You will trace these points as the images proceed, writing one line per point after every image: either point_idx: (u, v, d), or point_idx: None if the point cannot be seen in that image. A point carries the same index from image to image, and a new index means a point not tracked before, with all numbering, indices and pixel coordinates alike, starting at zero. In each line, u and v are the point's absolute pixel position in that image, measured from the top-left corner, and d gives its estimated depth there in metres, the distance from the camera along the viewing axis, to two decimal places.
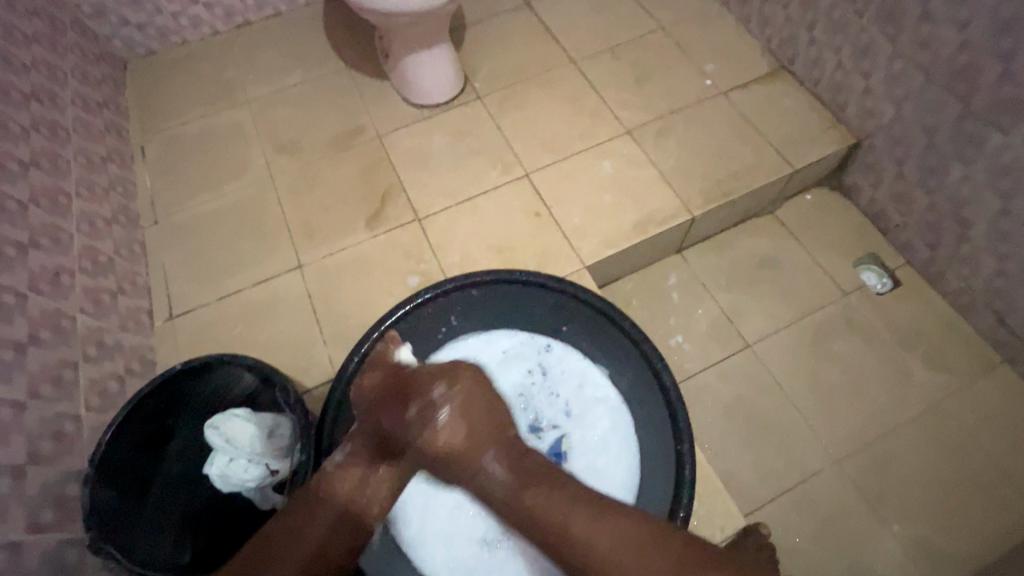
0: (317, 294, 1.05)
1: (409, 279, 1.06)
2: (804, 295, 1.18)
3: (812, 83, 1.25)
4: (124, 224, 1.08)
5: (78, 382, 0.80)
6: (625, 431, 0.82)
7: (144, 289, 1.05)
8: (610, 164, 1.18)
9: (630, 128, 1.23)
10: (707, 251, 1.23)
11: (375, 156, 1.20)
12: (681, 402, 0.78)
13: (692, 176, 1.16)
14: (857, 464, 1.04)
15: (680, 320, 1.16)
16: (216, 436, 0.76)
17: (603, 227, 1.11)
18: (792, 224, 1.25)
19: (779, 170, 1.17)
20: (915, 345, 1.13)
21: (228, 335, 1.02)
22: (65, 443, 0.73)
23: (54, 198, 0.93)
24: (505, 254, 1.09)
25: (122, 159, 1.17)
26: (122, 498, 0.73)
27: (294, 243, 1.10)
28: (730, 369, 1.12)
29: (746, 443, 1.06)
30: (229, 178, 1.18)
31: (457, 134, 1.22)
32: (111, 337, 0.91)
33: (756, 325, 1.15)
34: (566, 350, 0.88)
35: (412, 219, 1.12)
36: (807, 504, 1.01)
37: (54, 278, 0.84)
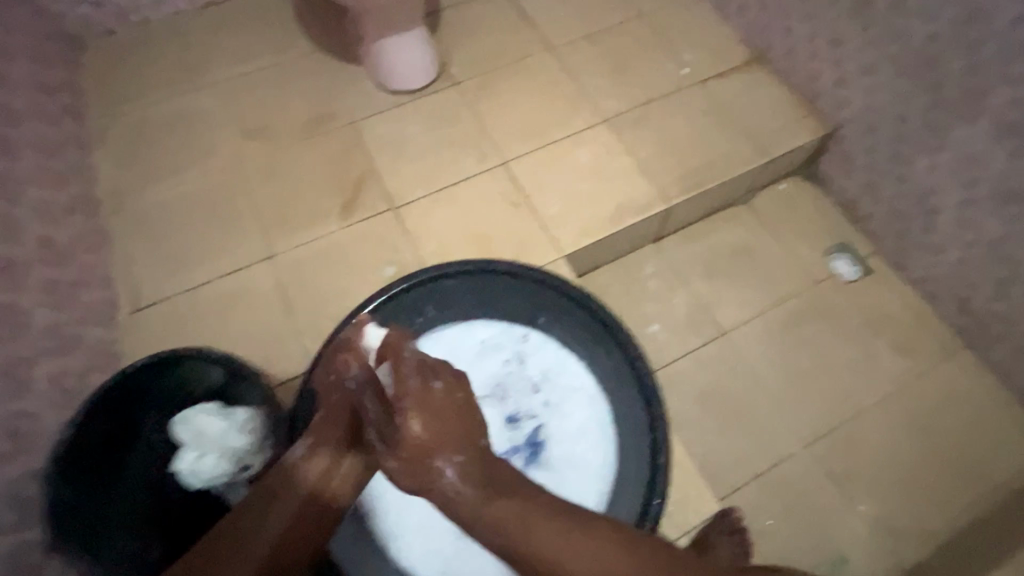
0: (289, 285, 1.03)
1: (385, 269, 1.05)
2: (777, 282, 1.20)
3: (786, 72, 1.26)
4: (83, 212, 1.03)
5: (34, 379, 0.76)
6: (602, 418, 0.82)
7: (105, 281, 1.00)
8: (588, 153, 1.17)
9: (607, 116, 1.22)
10: (683, 240, 1.23)
11: (348, 142, 1.17)
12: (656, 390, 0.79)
13: (669, 165, 1.16)
14: (827, 447, 1.07)
15: (658, 309, 1.17)
16: (184, 432, 0.75)
17: (580, 217, 1.11)
18: (766, 213, 1.27)
19: (754, 159, 1.18)
20: (883, 331, 1.16)
21: (195, 327, 0.99)
22: (22, 441, 0.70)
23: (6, 184, 0.88)
24: (482, 243, 1.08)
25: (79, 144, 1.11)
26: (84, 498, 0.71)
27: (264, 232, 1.07)
28: (706, 357, 1.13)
29: (720, 429, 1.07)
30: (195, 165, 1.14)
31: (433, 121, 1.20)
32: (71, 331, 0.87)
33: (731, 313, 1.17)
34: (543, 338, 0.87)
35: (387, 207, 1.10)
36: (779, 487, 1.04)
37: (6, 269, 0.80)
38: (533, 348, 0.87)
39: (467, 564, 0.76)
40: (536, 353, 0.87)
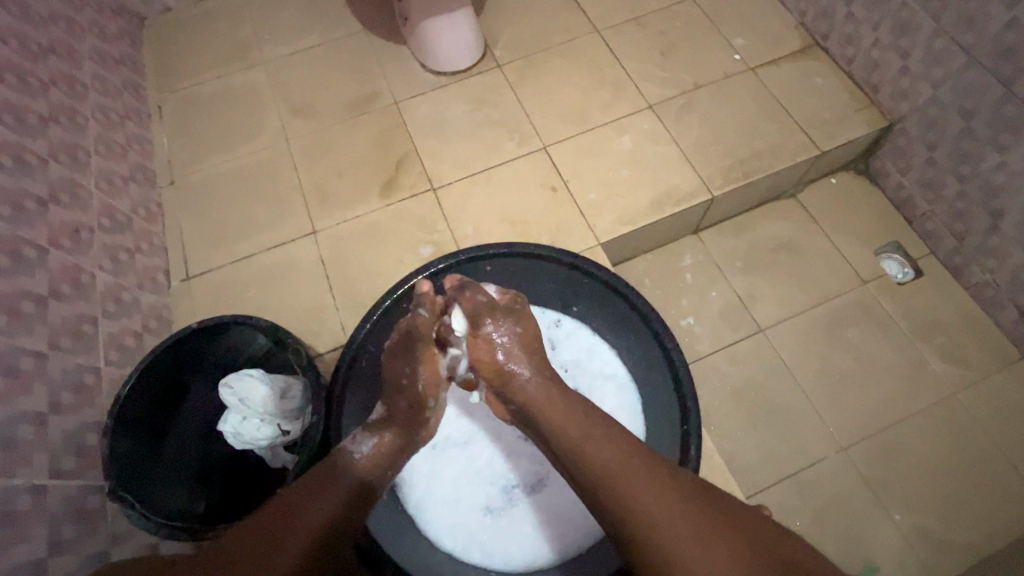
0: (330, 260, 1.06)
1: (423, 249, 1.06)
2: (821, 281, 1.16)
3: (846, 61, 1.20)
4: (141, 183, 1.08)
5: (97, 336, 0.81)
6: (631, 410, 0.82)
7: (160, 249, 1.06)
8: (630, 139, 1.15)
9: (653, 102, 1.19)
10: (725, 232, 1.21)
11: (391, 121, 1.18)
12: (692, 387, 0.77)
13: (714, 154, 1.13)
14: (864, 452, 1.04)
15: (693, 302, 1.15)
16: (230, 395, 0.78)
17: (620, 205, 1.09)
18: (814, 208, 1.23)
19: (805, 151, 1.14)
20: (932, 336, 1.11)
21: (242, 296, 1.03)
22: (85, 394, 0.74)
23: (73, 153, 0.93)
24: (519, 227, 1.08)
25: (139, 117, 1.16)
26: (139, 450, 0.75)
27: (308, 208, 1.10)
28: (740, 353, 1.11)
29: (752, 426, 1.05)
30: (245, 140, 1.18)
31: (475, 103, 1.20)
32: (129, 295, 0.92)
33: (770, 310, 1.14)
34: (575, 326, 0.88)
35: (427, 187, 1.12)
36: (810, 489, 1.01)
37: (73, 233, 0.85)
38: (565, 336, 0.88)
39: (491, 542, 0.77)
40: (567, 340, 0.87)
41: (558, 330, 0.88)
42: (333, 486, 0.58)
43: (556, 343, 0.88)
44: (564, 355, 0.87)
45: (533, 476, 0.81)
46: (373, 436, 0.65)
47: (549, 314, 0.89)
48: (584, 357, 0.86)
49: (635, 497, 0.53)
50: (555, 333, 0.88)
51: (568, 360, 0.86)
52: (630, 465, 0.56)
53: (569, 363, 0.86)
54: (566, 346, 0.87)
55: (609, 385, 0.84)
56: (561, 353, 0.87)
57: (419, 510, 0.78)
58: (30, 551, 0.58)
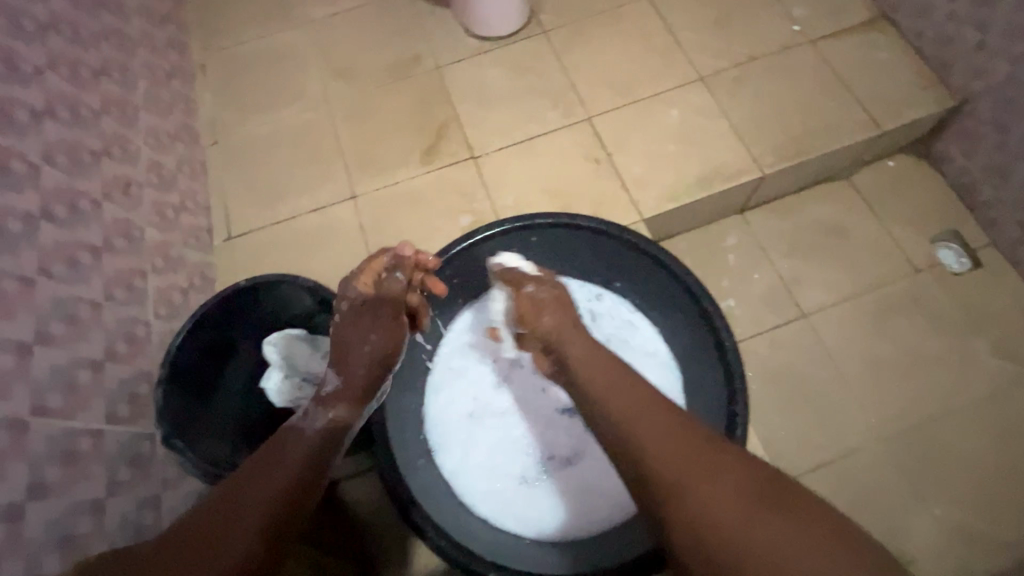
0: (369, 225, 1.06)
1: (462, 219, 1.05)
2: (871, 267, 1.12)
3: (915, 35, 1.12)
4: (186, 141, 1.09)
5: (147, 290, 0.83)
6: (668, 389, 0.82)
7: (204, 207, 1.07)
8: (678, 112, 1.11)
9: (704, 74, 1.14)
10: (771, 213, 1.16)
11: (433, 87, 1.16)
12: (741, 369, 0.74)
13: (767, 130, 1.09)
14: (906, 444, 1.01)
15: (735, 284, 1.12)
16: (275, 352, 0.82)
17: (665, 180, 1.06)
18: (868, 191, 1.17)
19: (865, 130, 1.08)
20: (986, 330, 1.07)
21: (282, 258, 1.04)
22: (137, 345, 0.76)
23: (123, 108, 0.93)
24: (560, 199, 1.06)
25: (183, 76, 1.17)
26: (190, 402, 0.77)
27: (348, 173, 1.10)
28: (781, 338, 1.08)
29: (790, 412, 1.03)
30: (287, 102, 1.17)
31: (519, 70, 1.17)
32: (176, 252, 0.94)
33: (815, 295, 1.10)
34: (617, 301, 0.87)
35: (467, 156, 1.10)
36: (847, 479, 0.99)
37: (124, 187, 0.86)
38: (605, 311, 0.86)
39: (527, 510, 0.77)
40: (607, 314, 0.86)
41: (597, 305, 0.87)
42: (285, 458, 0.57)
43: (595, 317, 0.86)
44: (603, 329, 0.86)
45: (570, 448, 0.81)
46: (328, 410, 0.66)
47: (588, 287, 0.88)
48: (624, 332, 0.85)
49: (645, 440, 0.56)
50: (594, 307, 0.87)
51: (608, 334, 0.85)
52: (647, 409, 0.59)
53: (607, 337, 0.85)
54: (605, 321, 0.86)
55: (649, 362, 0.83)
56: (599, 327, 0.86)
57: (456, 476, 0.79)
58: (90, 490, 0.61)
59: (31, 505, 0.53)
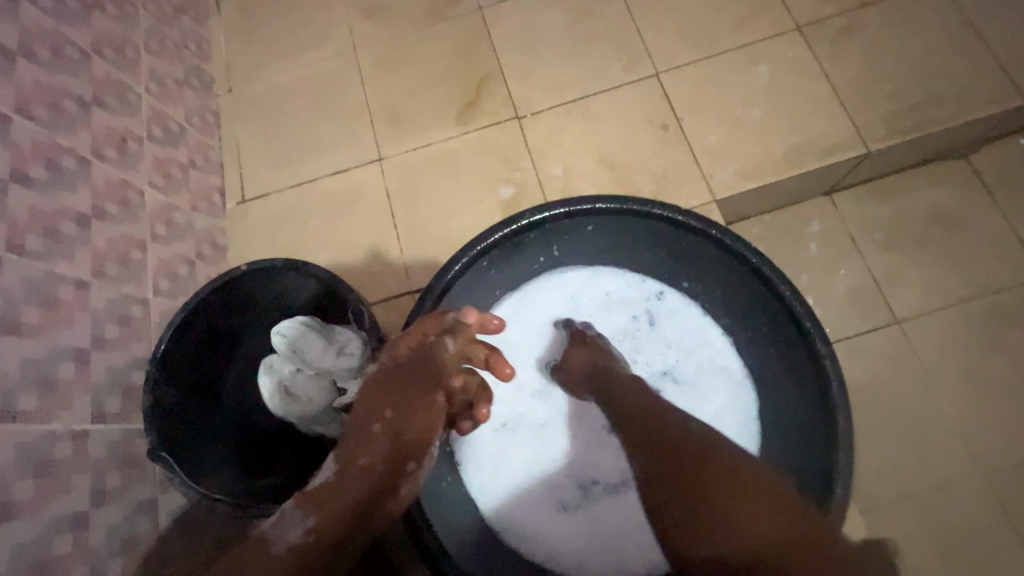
0: (396, 194, 0.93)
1: (501, 190, 0.91)
2: (986, 268, 0.93)
3: None
4: (197, 89, 0.97)
5: (146, 264, 0.73)
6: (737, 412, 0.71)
7: (215, 165, 0.96)
8: (768, 70, 0.92)
9: (803, 22, 0.94)
10: (867, 197, 0.98)
11: (474, 31, 1.00)
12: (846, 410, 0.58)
13: (877, 96, 0.89)
14: (1011, 482, 0.85)
15: (816, 279, 0.95)
16: (282, 344, 0.69)
17: (746, 153, 0.89)
18: (991, 174, 0.97)
19: (1004, 100, 0.87)
20: None
21: (299, 227, 0.93)
22: (132, 329, 0.67)
23: (121, 48, 0.81)
24: (618, 171, 0.90)
25: (195, 12, 1.03)
26: (183, 403, 0.65)
27: (375, 131, 0.97)
28: (868, 346, 0.92)
29: (871, 433, 0.88)
30: (308, 46, 1.03)
31: (577, 12, 0.99)
32: (182, 217, 0.83)
33: (913, 298, 0.93)
34: (682, 302, 0.76)
35: (511, 116, 0.94)
36: (934, 517, 0.85)
37: (120, 142, 0.75)
38: (666, 314, 0.76)
39: (565, 541, 0.68)
40: (670, 318, 0.76)
41: (657, 306, 0.76)
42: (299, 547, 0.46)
43: (655, 319, 0.76)
44: (663, 335, 0.75)
45: (619, 473, 0.71)
46: (305, 518, 0.47)
47: (650, 285, 0.76)
48: (689, 341, 0.75)
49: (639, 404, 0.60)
50: (655, 309, 0.76)
51: (670, 341, 0.75)
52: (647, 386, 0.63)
53: (667, 346, 0.75)
54: (665, 326, 0.75)
55: (715, 378, 0.73)
56: (658, 335, 0.75)
57: (484, 494, 0.69)
58: (71, 504, 0.53)
59: None
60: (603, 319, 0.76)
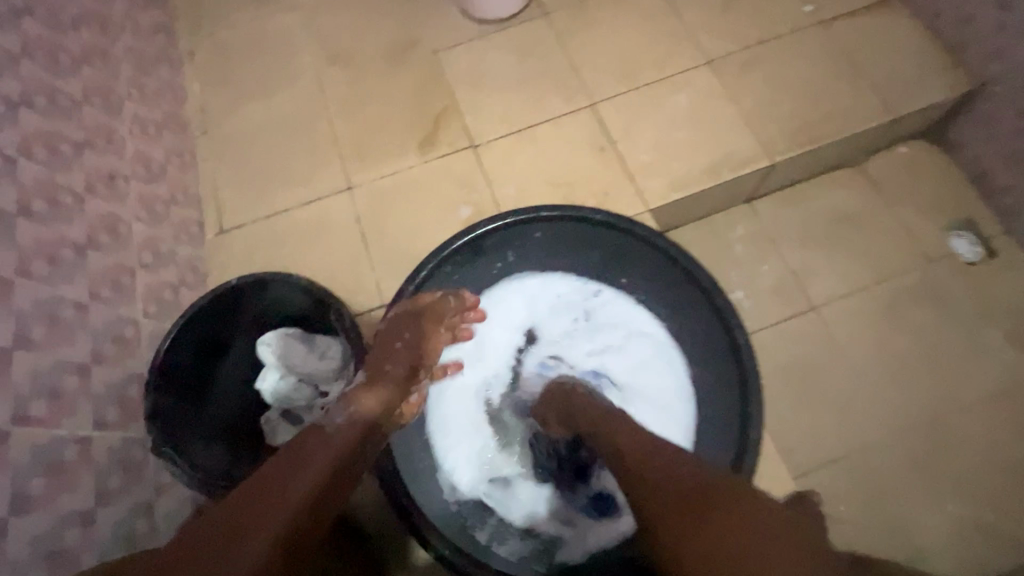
0: (366, 218, 1.02)
1: (462, 210, 1.02)
2: (884, 257, 1.09)
3: (931, 15, 1.08)
4: (174, 131, 1.05)
5: (135, 288, 0.80)
6: (681, 381, 0.81)
7: (194, 200, 1.03)
8: (686, 98, 1.07)
9: (712, 57, 1.10)
10: (780, 203, 1.13)
11: (430, 72, 1.12)
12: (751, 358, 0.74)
13: (777, 116, 1.05)
14: (920, 440, 0.98)
15: (743, 274, 1.08)
16: (269, 354, 0.77)
17: (673, 169, 1.02)
18: (881, 178, 1.14)
19: (879, 116, 1.04)
20: (999, 320, 1.04)
21: (276, 252, 1.00)
22: (126, 346, 0.73)
23: (107, 96, 0.89)
24: (564, 189, 1.02)
25: (170, 62, 1.12)
26: (182, 405, 0.73)
27: (344, 163, 1.06)
28: (792, 330, 1.05)
29: (799, 406, 1.00)
30: (278, 89, 1.13)
31: (520, 54, 1.12)
32: (166, 247, 0.90)
33: (826, 286, 1.07)
34: (617, 295, 0.86)
35: (467, 144, 1.06)
36: (859, 476, 0.96)
37: (109, 181, 0.82)
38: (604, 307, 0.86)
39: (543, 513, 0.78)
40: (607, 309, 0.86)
41: (595, 302, 0.86)
42: (318, 462, 0.52)
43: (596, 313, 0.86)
44: (604, 326, 0.85)
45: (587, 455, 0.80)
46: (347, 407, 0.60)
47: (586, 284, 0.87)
48: (626, 327, 0.85)
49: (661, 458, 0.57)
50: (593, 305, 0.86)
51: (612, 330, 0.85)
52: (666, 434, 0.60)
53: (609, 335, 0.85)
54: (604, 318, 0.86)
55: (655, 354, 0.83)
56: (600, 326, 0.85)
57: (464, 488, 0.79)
58: (78, 501, 0.58)
59: (12, 521, 0.51)
60: (549, 322, 0.86)
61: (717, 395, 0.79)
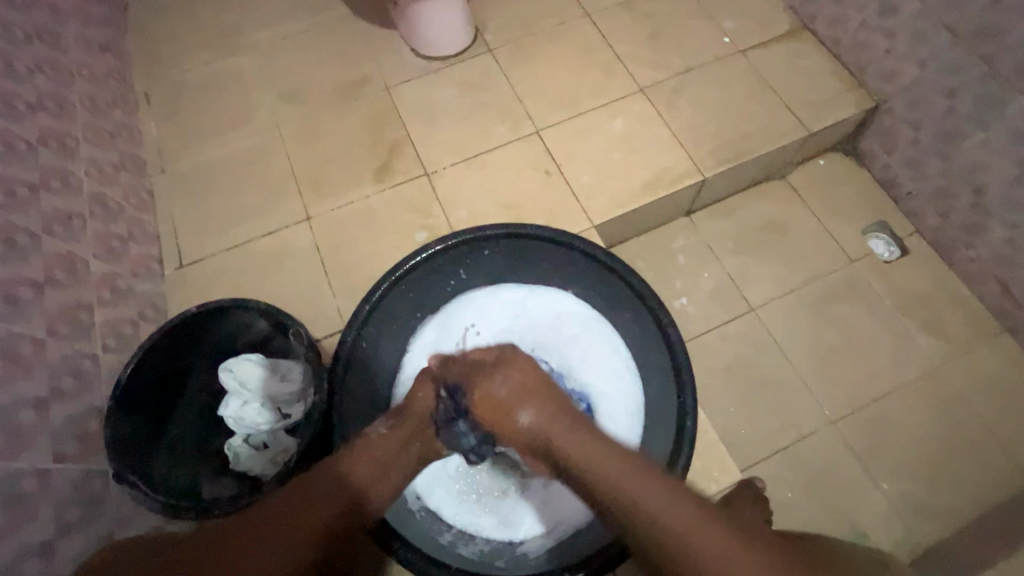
0: (325, 246, 1.06)
1: (418, 234, 1.07)
2: (811, 259, 1.18)
3: (833, 43, 1.21)
4: (131, 171, 1.07)
5: (94, 324, 0.81)
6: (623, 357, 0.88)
7: (153, 237, 1.05)
8: (622, 122, 1.16)
9: (644, 85, 1.20)
10: (716, 214, 1.22)
11: (382, 106, 1.18)
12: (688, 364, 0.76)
13: (705, 136, 1.15)
14: (854, 425, 1.06)
15: (686, 282, 1.16)
16: (230, 379, 0.79)
17: (614, 187, 1.10)
18: (803, 188, 1.25)
19: (794, 132, 1.15)
20: (915, 311, 1.14)
21: (237, 284, 1.03)
22: (85, 380, 0.74)
23: (62, 140, 0.92)
24: (514, 210, 1.08)
25: (127, 106, 1.15)
26: (142, 432, 0.75)
27: (302, 195, 1.10)
28: (733, 331, 1.13)
29: (744, 401, 1.08)
30: (235, 127, 1.17)
31: (467, 87, 1.20)
32: (124, 283, 0.92)
33: (761, 289, 1.16)
34: (553, 290, 0.93)
35: (420, 172, 1.12)
36: (802, 462, 1.03)
37: (65, 221, 0.84)
38: (542, 301, 0.93)
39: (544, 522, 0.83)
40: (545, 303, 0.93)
41: (533, 299, 0.93)
42: (355, 478, 0.62)
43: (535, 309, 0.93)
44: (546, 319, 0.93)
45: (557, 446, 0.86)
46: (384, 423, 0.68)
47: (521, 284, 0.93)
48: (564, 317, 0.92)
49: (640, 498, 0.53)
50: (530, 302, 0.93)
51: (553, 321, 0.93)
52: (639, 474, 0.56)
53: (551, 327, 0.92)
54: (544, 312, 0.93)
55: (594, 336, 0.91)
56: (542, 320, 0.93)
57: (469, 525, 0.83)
58: (39, 532, 0.59)
59: None
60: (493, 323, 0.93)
61: (656, 396, 0.83)
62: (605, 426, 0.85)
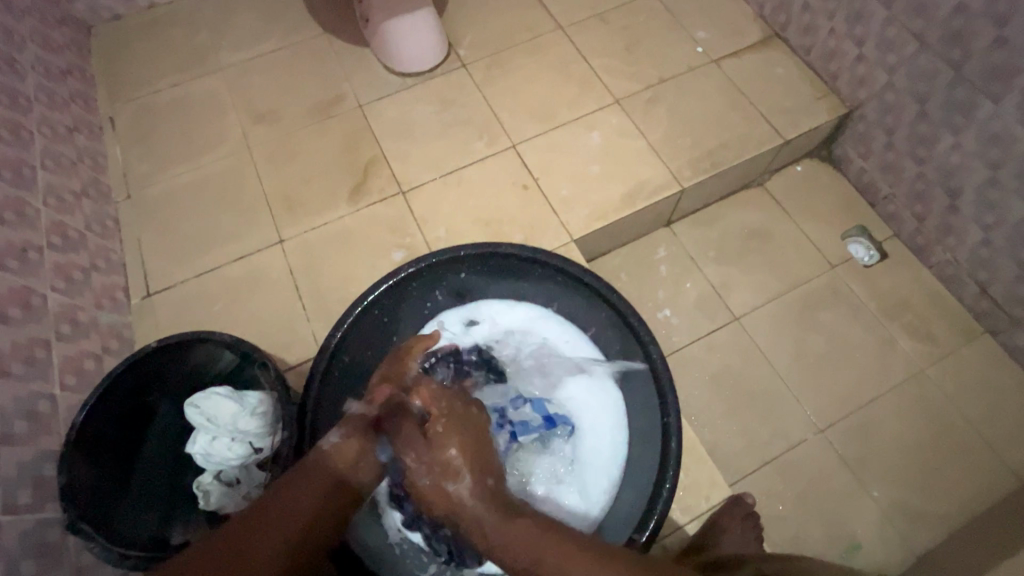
0: (299, 269, 1.03)
1: (394, 254, 1.04)
2: (792, 266, 1.18)
3: (804, 51, 1.22)
4: (94, 198, 1.04)
5: (52, 361, 0.77)
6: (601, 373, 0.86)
7: (118, 265, 1.01)
8: (599, 135, 1.15)
9: (620, 97, 1.19)
10: (696, 224, 1.22)
11: (356, 124, 1.16)
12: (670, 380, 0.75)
13: (681, 147, 1.14)
14: (842, 432, 1.05)
15: (669, 294, 1.15)
16: (197, 414, 0.75)
17: (592, 200, 1.09)
18: (781, 195, 1.25)
19: (770, 140, 1.15)
20: (898, 315, 1.14)
21: (207, 311, 0.99)
22: (40, 423, 0.70)
23: (17, 169, 0.88)
24: (493, 226, 1.07)
25: (90, 130, 1.12)
26: (102, 478, 0.72)
27: (274, 217, 1.07)
28: (718, 341, 1.12)
29: (731, 413, 1.06)
30: (204, 150, 1.14)
31: (442, 103, 1.19)
32: (87, 315, 0.88)
33: (744, 298, 1.15)
34: (529, 308, 0.90)
35: (396, 191, 1.10)
36: (793, 473, 1.02)
37: (20, 254, 0.81)
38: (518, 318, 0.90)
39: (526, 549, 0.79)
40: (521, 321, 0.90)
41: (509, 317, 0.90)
42: (317, 483, 0.60)
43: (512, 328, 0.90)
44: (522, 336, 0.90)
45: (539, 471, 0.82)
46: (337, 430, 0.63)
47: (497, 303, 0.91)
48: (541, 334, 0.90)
49: None
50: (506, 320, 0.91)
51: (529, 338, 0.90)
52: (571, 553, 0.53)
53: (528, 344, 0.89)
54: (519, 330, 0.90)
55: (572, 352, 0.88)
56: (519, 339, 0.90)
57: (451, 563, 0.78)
58: None
59: None
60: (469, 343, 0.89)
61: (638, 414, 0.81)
62: (587, 443, 0.83)
